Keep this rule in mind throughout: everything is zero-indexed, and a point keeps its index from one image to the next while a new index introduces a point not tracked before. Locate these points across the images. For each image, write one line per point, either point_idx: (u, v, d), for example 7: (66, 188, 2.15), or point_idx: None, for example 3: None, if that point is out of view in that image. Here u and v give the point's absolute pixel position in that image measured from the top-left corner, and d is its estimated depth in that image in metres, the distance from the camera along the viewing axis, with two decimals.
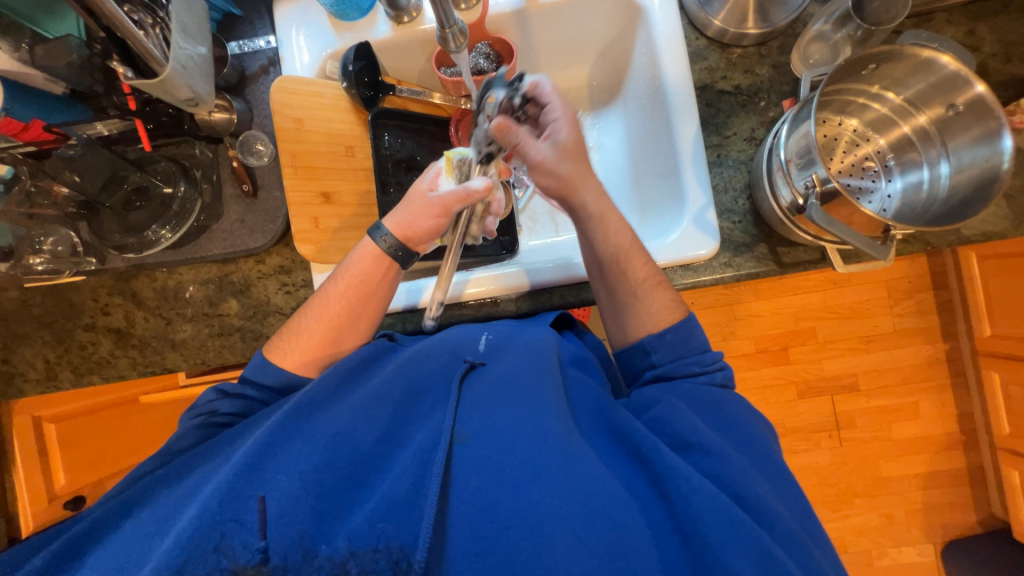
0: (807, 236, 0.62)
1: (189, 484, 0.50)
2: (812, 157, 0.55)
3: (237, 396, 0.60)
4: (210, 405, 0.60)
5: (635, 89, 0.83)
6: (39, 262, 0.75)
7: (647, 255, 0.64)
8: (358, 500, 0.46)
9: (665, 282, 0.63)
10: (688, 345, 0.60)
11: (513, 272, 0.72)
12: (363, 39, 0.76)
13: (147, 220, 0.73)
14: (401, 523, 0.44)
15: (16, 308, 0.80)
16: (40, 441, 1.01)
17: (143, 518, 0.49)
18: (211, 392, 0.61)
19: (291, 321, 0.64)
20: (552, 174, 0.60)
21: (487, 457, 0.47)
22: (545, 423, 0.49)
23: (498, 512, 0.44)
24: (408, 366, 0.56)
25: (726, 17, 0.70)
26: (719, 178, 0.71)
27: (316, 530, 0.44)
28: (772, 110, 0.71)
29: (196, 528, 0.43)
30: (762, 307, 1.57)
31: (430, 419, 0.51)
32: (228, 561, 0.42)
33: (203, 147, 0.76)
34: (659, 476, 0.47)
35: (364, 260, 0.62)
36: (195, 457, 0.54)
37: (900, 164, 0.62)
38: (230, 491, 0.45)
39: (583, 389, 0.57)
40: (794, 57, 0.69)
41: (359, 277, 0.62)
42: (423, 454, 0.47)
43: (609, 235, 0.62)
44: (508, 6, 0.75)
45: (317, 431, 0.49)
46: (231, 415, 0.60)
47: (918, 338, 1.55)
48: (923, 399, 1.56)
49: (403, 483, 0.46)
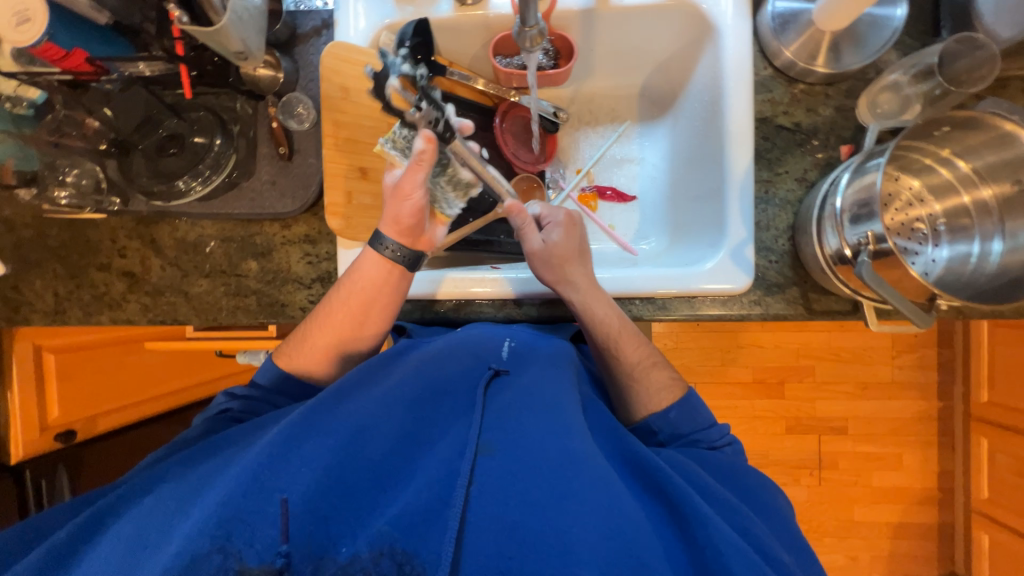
0: (846, 288, 0.61)
1: (207, 472, 0.49)
2: (871, 210, 0.53)
3: (249, 398, 0.61)
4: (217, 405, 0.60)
5: (689, 108, 0.81)
6: (64, 196, 0.73)
7: (641, 338, 0.65)
8: (381, 503, 0.45)
9: (662, 361, 0.65)
10: (693, 421, 0.60)
11: (500, 279, 0.72)
12: (423, 14, 0.74)
13: (178, 168, 0.72)
14: (424, 536, 0.43)
15: (32, 236, 0.78)
16: (39, 371, 0.98)
17: (158, 500, 0.47)
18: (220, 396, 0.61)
19: (298, 332, 0.64)
20: (546, 256, 0.66)
21: (514, 474, 0.46)
22: (568, 443, 0.48)
23: (521, 536, 0.43)
24: (431, 370, 0.57)
25: (797, 50, 0.68)
26: (763, 215, 0.70)
27: (338, 532, 0.43)
28: (827, 154, 0.69)
29: (220, 518, 0.41)
30: (766, 339, 1.56)
31: (454, 427, 0.52)
32: (234, 561, 0.40)
33: (244, 102, 0.74)
34: (681, 511, 0.47)
35: (371, 268, 0.60)
36: (219, 441, 0.53)
37: (950, 232, 0.61)
38: (254, 482, 0.44)
39: (599, 416, 0.57)
40: (861, 103, 0.67)
41: (368, 290, 0.61)
42: (448, 464, 0.47)
43: (599, 320, 0.64)
44: (577, 4, 0.72)
45: (342, 424, 0.49)
46: (243, 412, 0.60)
47: (915, 393, 1.55)
48: (908, 452, 1.57)
49: (429, 490, 0.45)
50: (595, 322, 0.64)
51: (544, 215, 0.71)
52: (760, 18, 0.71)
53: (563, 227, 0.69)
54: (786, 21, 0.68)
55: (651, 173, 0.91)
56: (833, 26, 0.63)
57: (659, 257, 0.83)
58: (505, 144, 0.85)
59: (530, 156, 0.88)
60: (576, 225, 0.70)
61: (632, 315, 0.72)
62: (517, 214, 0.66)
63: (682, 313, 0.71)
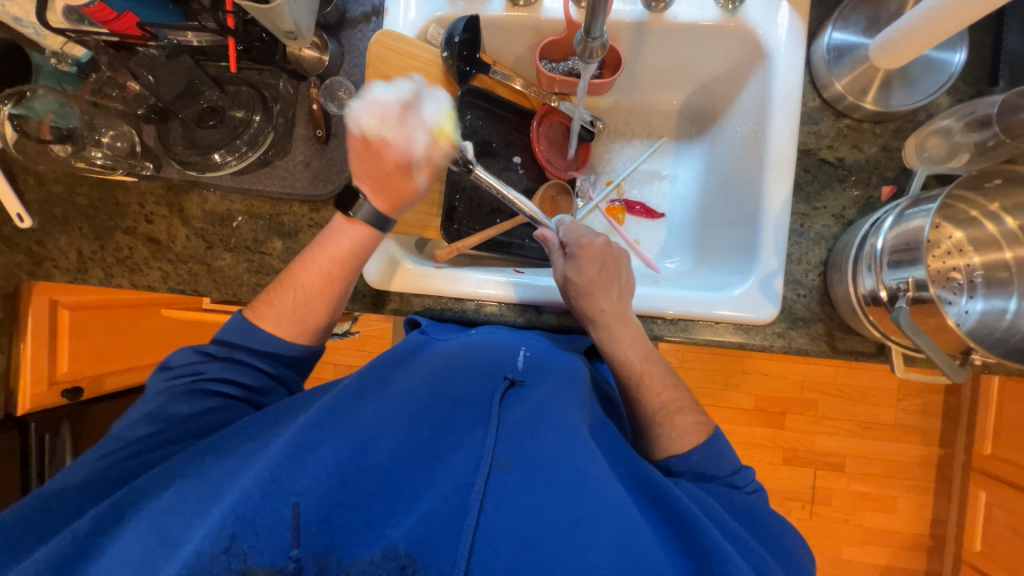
0: (876, 331, 0.61)
1: (224, 467, 0.49)
2: (915, 255, 0.52)
3: (227, 359, 0.61)
4: (199, 368, 0.60)
5: (730, 132, 0.80)
6: (99, 157, 0.73)
7: (667, 380, 0.65)
8: (396, 513, 0.45)
9: (688, 405, 0.64)
10: (717, 467, 0.59)
11: (501, 282, 0.71)
12: (474, 11, 0.73)
13: (215, 141, 0.72)
14: (437, 549, 0.42)
15: (60, 193, 0.78)
16: (52, 324, 0.97)
17: (177, 497, 0.47)
18: (189, 352, 0.60)
19: (266, 293, 0.64)
20: (571, 279, 0.66)
21: (528, 492, 0.46)
22: (584, 465, 0.48)
23: (540, 551, 0.42)
24: (447, 380, 0.57)
25: (849, 83, 0.67)
26: (795, 248, 0.69)
27: (349, 538, 0.42)
28: (869, 194, 0.68)
29: (236, 515, 0.41)
30: (772, 367, 1.55)
31: (469, 439, 0.51)
32: (240, 562, 0.39)
33: (287, 82, 0.74)
34: (699, 549, 0.46)
35: (341, 241, 0.63)
36: (236, 433, 0.53)
37: (987, 284, 0.61)
38: (270, 482, 0.43)
39: (609, 437, 0.57)
40: (909, 144, 0.67)
41: (340, 258, 0.62)
42: (462, 475, 0.47)
43: (625, 355, 0.65)
44: (630, 16, 0.71)
45: (358, 430, 0.49)
46: (252, 389, 0.61)
47: (916, 438, 1.54)
48: (903, 496, 1.56)
49: (444, 504, 0.44)
50: (617, 362, 0.65)
51: (568, 238, 0.70)
52: (814, 48, 0.70)
53: (582, 259, 0.67)
54: (840, 53, 0.67)
55: (682, 192, 0.90)
56: (887, 63, 0.63)
57: (681, 277, 0.82)
58: (540, 147, 0.83)
59: (563, 163, 0.86)
60: (593, 257, 0.67)
61: (653, 333, 0.70)
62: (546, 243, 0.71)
63: (703, 337, 0.70)
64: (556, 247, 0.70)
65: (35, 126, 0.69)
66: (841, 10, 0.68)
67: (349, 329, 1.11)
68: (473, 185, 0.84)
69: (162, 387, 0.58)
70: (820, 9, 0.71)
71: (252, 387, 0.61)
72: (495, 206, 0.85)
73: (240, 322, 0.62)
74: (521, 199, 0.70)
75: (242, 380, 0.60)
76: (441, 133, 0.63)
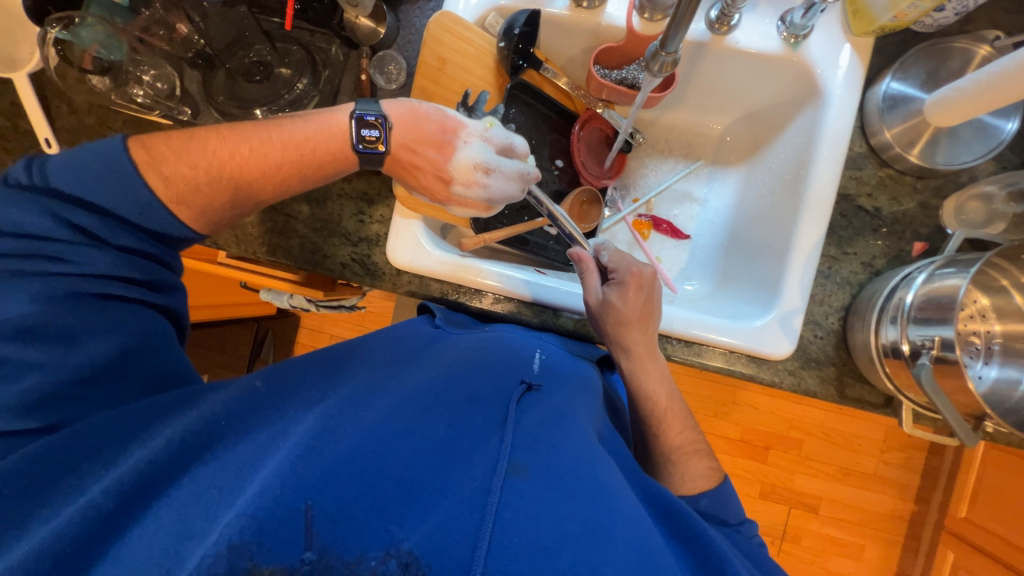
0: (890, 384, 0.61)
1: (225, 454, 0.43)
2: (946, 316, 0.53)
3: (117, 247, 0.50)
4: (61, 250, 0.47)
5: (771, 165, 0.80)
6: (139, 95, 0.71)
7: (686, 422, 0.67)
8: (412, 514, 0.40)
9: (703, 449, 0.66)
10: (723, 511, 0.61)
11: (521, 280, 0.71)
12: (536, 6, 0.73)
13: (257, 97, 0.71)
14: (450, 553, 0.38)
15: (92, 124, 0.76)
16: None
17: (176, 501, 0.40)
18: (53, 220, 0.47)
19: (170, 137, 0.54)
20: (611, 306, 0.65)
21: (550, 505, 0.43)
22: (601, 477, 0.46)
23: (558, 562, 0.39)
24: (462, 380, 0.54)
25: (898, 134, 0.67)
26: (820, 289, 0.69)
27: (358, 535, 0.38)
28: (901, 247, 0.69)
29: (251, 510, 0.37)
30: (763, 402, 1.56)
31: (487, 441, 0.47)
32: (245, 561, 0.35)
33: (338, 48, 0.73)
34: (710, 562, 0.46)
35: (304, 142, 0.58)
36: (244, 402, 0.47)
37: (1004, 353, 0.61)
38: (286, 476, 0.39)
39: (617, 452, 0.57)
40: (948, 205, 0.67)
41: (285, 150, 0.57)
42: (482, 481, 0.43)
43: (655, 391, 0.66)
44: (693, 34, 0.70)
45: (373, 423, 0.45)
46: (101, 272, 0.49)
47: (893, 491, 1.56)
48: (871, 546, 1.58)
49: (461, 509, 0.41)
50: (642, 395, 0.66)
51: (613, 265, 0.69)
52: (869, 94, 0.70)
53: (627, 288, 0.66)
54: (895, 102, 0.67)
55: (711, 218, 0.89)
56: (941, 120, 0.63)
57: (699, 301, 0.82)
58: (578, 154, 0.84)
59: (598, 170, 0.86)
60: (640, 287, 0.66)
61: (664, 352, 0.71)
62: (582, 263, 0.70)
63: (716, 364, 0.70)
64: (594, 273, 0.69)
65: (77, 54, 0.68)
66: (903, 60, 0.67)
67: (355, 302, 1.12)
68: None
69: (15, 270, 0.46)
70: (881, 56, 0.70)
71: (146, 284, 0.52)
72: (524, 203, 0.85)
73: (122, 167, 0.50)
74: (564, 216, 0.74)
75: (134, 276, 0.51)
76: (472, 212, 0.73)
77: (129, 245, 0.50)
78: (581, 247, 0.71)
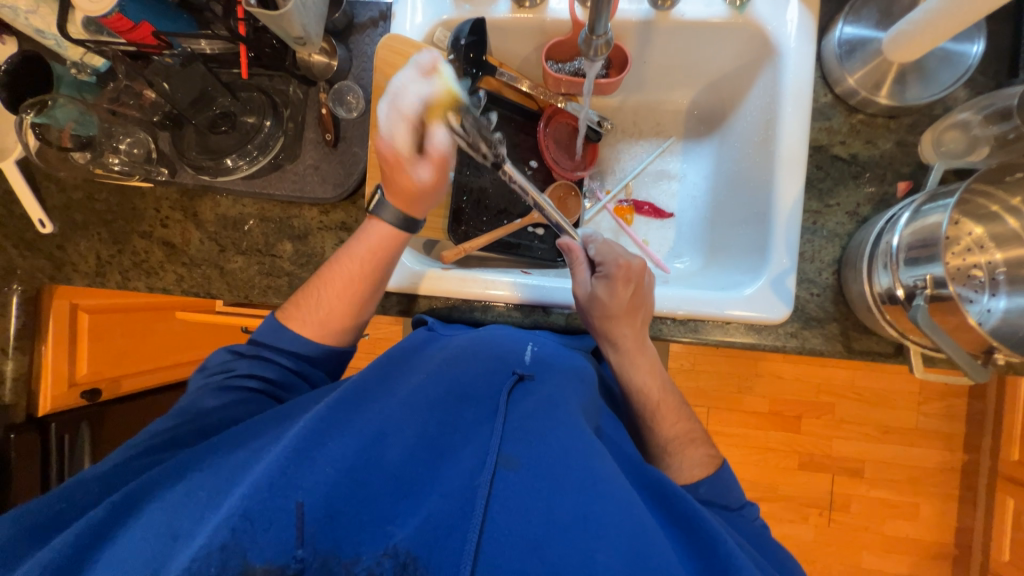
0: (893, 331, 0.59)
1: (233, 460, 0.48)
2: (932, 252, 0.51)
3: (255, 356, 0.62)
4: (223, 364, 0.61)
5: (738, 130, 0.79)
6: (117, 163, 0.75)
7: (682, 412, 0.67)
8: (402, 512, 0.44)
9: (699, 438, 0.65)
10: (723, 490, 0.59)
11: (508, 284, 0.71)
12: (480, 14, 0.74)
13: (227, 146, 0.73)
14: (440, 552, 0.42)
15: (79, 199, 0.80)
16: (73, 328, 0.97)
17: (191, 487, 0.46)
18: (224, 352, 0.63)
19: (297, 293, 0.65)
20: (599, 301, 0.65)
21: (535, 494, 0.45)
22: (594, 465, 0.47)
23: (547, 552, 0.42)
24: (455, 378, 0.56)
25: (862, 78, 0.65)
26: (808, 245, 0.68)
27: (353, 535, 0.42)
28: (885, 190, 0.67)
29: (243, 511, 0.40)
30: (786, 369, 1.52)
31: (477, 436, 0.51)
32: (240, 559, 0.39)
33: (296, 87, 0.76)
34: (710, 549, 0.45)
35: (368, 240, 0.63)
36: (252, 429, 0.52)
37: (1010, 282, 0.59)
38: (279, 477, 0.43)
39: (613, 444, 0.57)
40: (924, 140, 0.65)
41: (363, 258, 0.62)
42: (469, 476, 0.46)
43: (649, 382, 0.66)
44: (636, 15, 0.71)
45: (366, 427, 0.49)
46: (246, 372, 0.60)
47: (937, 443, 1.49)
48: (925, 503, 1.51)
49: (450, 505, 0.44)
50: (634, 390, 0.67)
51: (601, 258, 0.68)
52: (825, 43, 0.69)
53: (616, 272, 0.66)
54: (853, 47, 0.66)
55: (692, 192, 0.89)
56: (901, 58, 0.62)
57: (692, 276, 0.81)
58: (546, 148, 0.84)
59: (571, 164, 0.87)
60: (626, 280, 0.66)
61: (661, 333, 0.70)
62: (572, 254, 0.70)
63: (714, 337, 0.69)
64: (582, 264, 0.69)
65: (56, 135, 0.71)
66: (852, 4, 0.67)
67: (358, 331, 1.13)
68: (480, 186, 0.85)
69: (199, 385, 0.60)
70: (830, 3, 0.70)
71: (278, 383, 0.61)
72: (502, 207, 0.86)
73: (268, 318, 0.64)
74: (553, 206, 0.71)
75: (271, 377, 0.61)
76: (432, 151, 0.58)
77: (266, 355, 0.62)
78: (570, 236, 0.72)
